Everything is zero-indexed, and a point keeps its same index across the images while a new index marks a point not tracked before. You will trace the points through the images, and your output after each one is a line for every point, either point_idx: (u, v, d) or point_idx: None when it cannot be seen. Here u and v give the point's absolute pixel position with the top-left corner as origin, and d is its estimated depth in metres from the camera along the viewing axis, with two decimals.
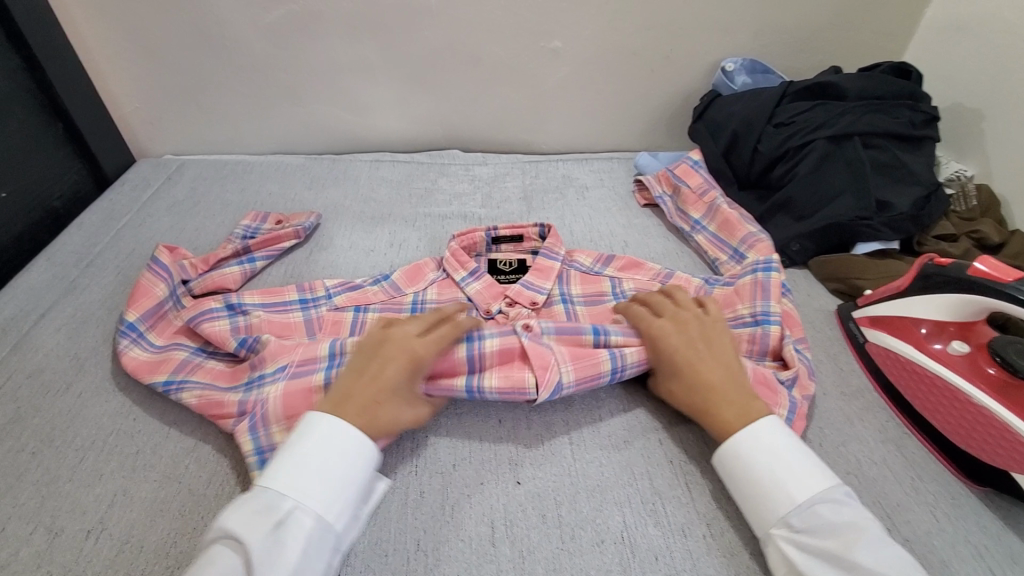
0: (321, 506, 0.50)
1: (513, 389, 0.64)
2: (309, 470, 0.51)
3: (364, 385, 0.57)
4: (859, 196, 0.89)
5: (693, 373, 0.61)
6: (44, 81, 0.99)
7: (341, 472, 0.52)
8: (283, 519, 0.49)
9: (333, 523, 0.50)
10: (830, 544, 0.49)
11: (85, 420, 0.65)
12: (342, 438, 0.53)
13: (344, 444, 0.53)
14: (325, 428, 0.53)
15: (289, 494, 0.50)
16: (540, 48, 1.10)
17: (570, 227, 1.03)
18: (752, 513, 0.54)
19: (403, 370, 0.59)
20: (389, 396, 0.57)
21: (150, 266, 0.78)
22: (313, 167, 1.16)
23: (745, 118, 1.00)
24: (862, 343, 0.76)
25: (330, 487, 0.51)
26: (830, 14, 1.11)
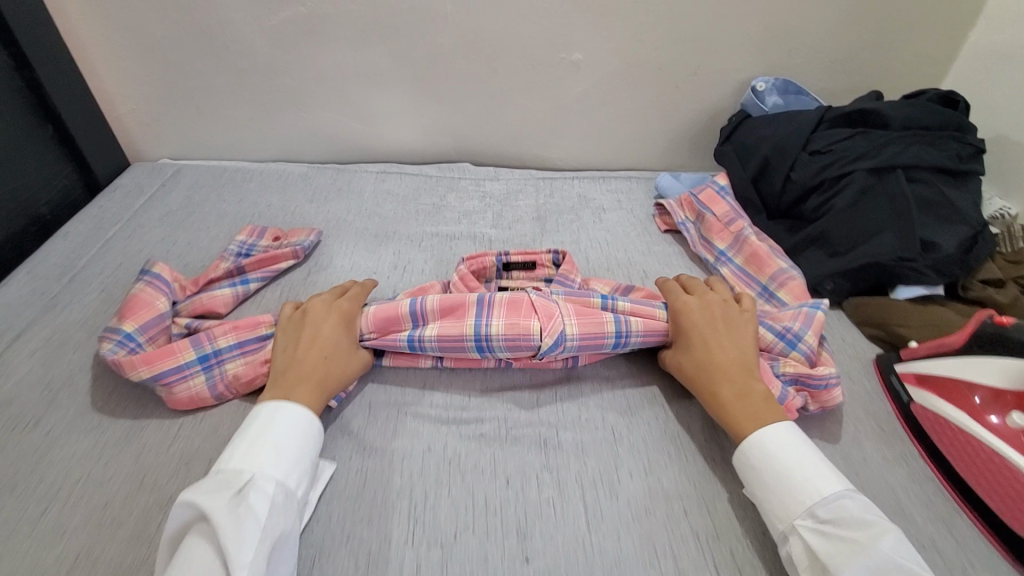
0: (279, 473, 0.53)
1: (518, 340, 0.67)
2: (262, 446, 0.54)
3: (305, 349, 0.65)
4: (902, 235, 0.81)
5: (706, 349, 0.66)
6: (34, 80, 0.93)
7: (297, 442, 0.56)
8: (242, 487, 0.50)
9: (295, 489, 0.53)
10: (854, 534, 0.49)
11: (51, 464, 0.59)
12: (292, 415, 0.58)
13: (296, 416, 0.58)
14: (272, 410, 0.58)
15: (244, 469, 0.52)
16: (560, 59, 1.04)
17: (585, 252, 0.97)
18: (769, 503, 0.55)
19: (338, 327, 0.68)
20: (335, 352, 0.65)
21: (147, 278, 0.76)
22: (316, 177, 1.10)
23: (777, 144, 0.93)
24: (907, 403, 0.69)
25: (285, 458, 0.54)
26: (869, 34, 1.04)
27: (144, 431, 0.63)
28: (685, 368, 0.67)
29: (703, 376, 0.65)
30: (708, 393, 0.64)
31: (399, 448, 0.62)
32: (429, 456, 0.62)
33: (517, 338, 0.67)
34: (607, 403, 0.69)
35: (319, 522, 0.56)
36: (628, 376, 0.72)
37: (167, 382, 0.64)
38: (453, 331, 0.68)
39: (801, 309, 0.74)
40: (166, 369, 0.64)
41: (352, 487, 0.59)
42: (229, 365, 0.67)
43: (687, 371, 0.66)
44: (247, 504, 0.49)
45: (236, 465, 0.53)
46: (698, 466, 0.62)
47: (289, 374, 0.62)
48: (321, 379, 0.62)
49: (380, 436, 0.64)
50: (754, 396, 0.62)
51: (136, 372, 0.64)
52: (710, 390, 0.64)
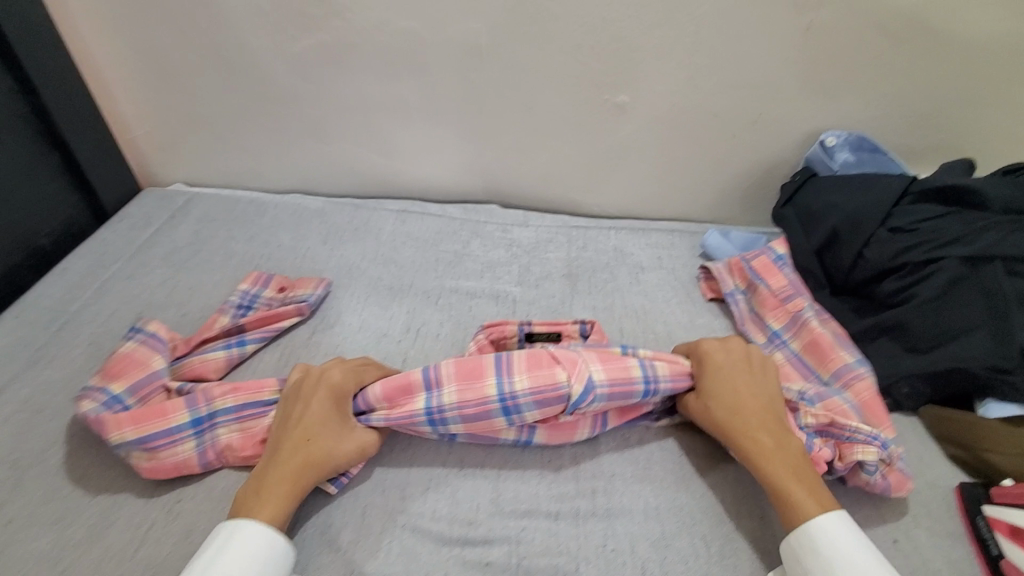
0: None
1: (547, 395, 0.61)
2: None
3: (312, 413, 0.59)
4: (999, 339, 0.68)
5: (734, 399, 0.63)
6: (41, 106, 0.89)
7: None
8: None
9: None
10: None
11: (5, 567, 0.53)
12: (257, 545, 0.50)
13: (264, 546, 0.50)
14: (236, 530, 0.50)
15: None
16: (604, 101, 0.94)
17: (619, 321, 0.86)
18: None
19: (326, 402, 0.60)
20: (322, 432, 0.59)
21: (143, 337, 0.71)
22: (333, 214, 1.02)
23: (849, 215, 0.82)
24: (996, 557, 0.58)
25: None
26: (962, 87, 0.91)
27: (109, 530, 0.56)
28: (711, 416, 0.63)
29: (733, 428, 0.62)
30: (739, 445, 0.61)
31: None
32: None
33: (547, 393, 0.61)
34: (636, 530, 0.59)
35: None
36: (662, 494, 0.62)
37: (153, 448, 0.59)
38: (473, 397, 0.61)
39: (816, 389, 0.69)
40: (154, 431, 0.59)
41: None
42: (222, 429, 0.61)
43: (715, 421, 0.63)
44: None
45: None
46: None
47: (269, 463, 0.56)
48: (300, 467, 0.56)
49: (373, 556, 0.55)
50: (790, 449, 0.59)
51: (119, 435, 0.58)
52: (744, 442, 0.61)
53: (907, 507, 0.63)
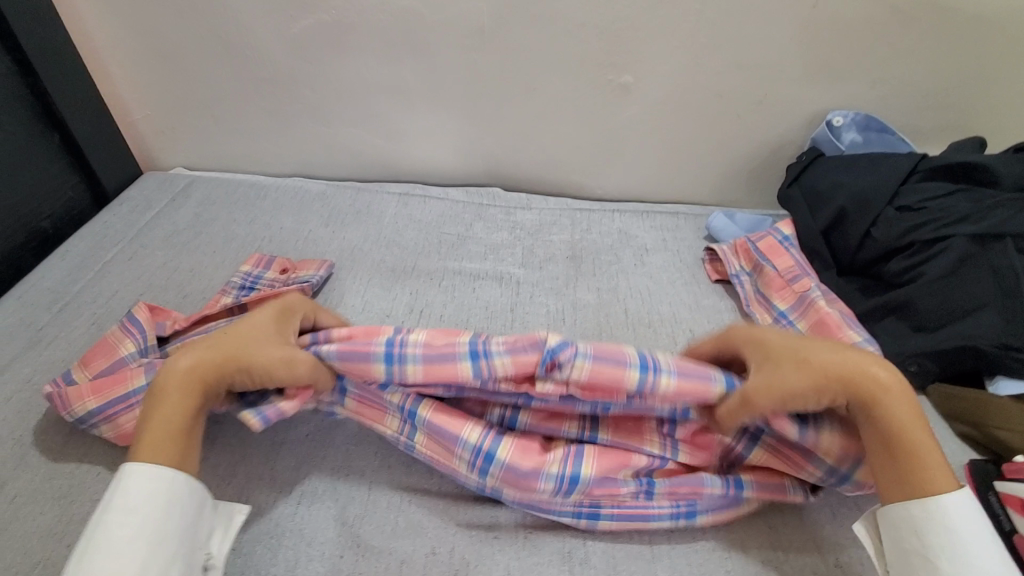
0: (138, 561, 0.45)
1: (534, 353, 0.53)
2: (114, 542, 0.45)
3: (247, 333, 0.55)
4: (1008, 317, 0.68)
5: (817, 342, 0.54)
6: (38, 86, 0.88)
7: (155, 528, 0.46)
8: None
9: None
10: None
11: (10, 541, 0.53)
12: (148, 488, 0.47)
13: (156, 487, 0.48)
14: (136, 478, 0.48)
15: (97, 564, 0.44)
16: (607, 82, 0.93)
17: (624, 302, 0.86)
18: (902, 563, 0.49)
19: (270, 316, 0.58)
20: (243, 330, 0.56)
21: (122, 320, 0.69)
22: (334, 197, 1.01)
23: (857, 194, 0.82)
24: (1009, 531, 0.57)
25: (141, 552, 0.45)
26: (969, 66, 0.90)
27: None
28: (811, 360, 0.51)
29: (847, 373, 0.51)
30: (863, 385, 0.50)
31: (399, 549, 0.54)
32: (433, 562, 0.53)
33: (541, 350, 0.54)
34: None
35: None
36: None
37: (109, 417, 0.59)
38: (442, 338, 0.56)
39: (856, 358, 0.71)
40: (113, 401, 0.59)
41: None
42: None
43: (824, 366, 0.50)
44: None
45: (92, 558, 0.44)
46: None
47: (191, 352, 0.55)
48: (214, 361, 0.53)
49: (379, 530, 0.55)
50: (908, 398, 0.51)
51: (86, 402, 0.59)
52: (869, 391, 0.50)
53: None
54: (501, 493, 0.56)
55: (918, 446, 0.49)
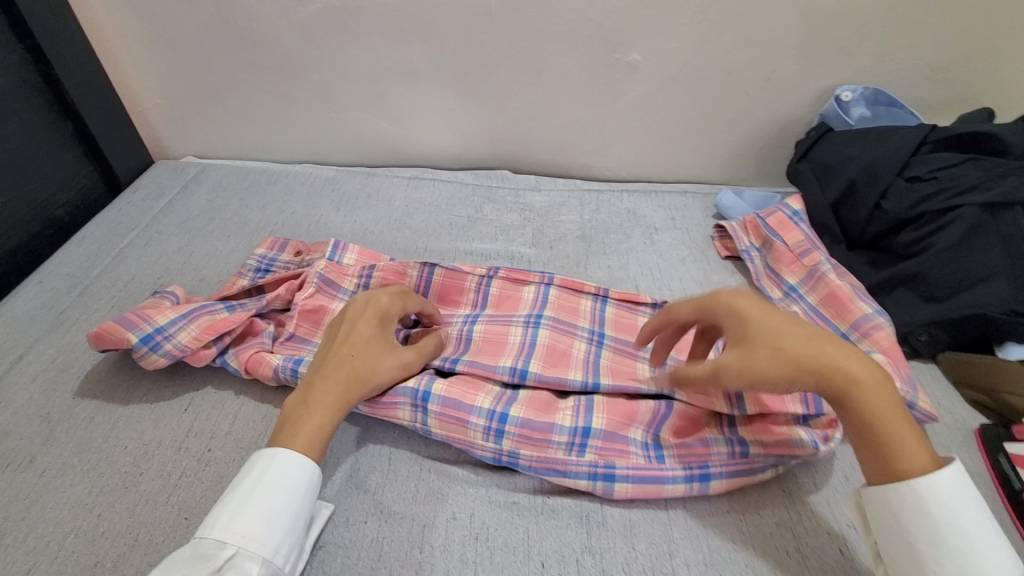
0: (267, 547, 0.46)
1: (566, 295, 0.73)
2: (254, 514, 0.47)
3: (339, 345, 0.57)
4: (1017, 283, 0.68)
5: (795, 327, 0.51)
6: (52, 75, 0.89)
7: (288, 516, 0.48)
8: (222, 566, 0.44)
9: (280, 567, 0.47)
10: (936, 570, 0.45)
11: (43, 511, 0.54)
12: (294, 473, 0.50)
13: (299, 477, 0.50)
14: (280, 463, 0.50)
15: (229, 542, 0.45)
16: (614, 61, 0.93)
17: (635, 279, 0.87)
18: (902, 556, 0.47)
19: (375, 323, 0.60)
20: (372, 353, 0.58)
21: (159, 292, 0.72)
22: (345, 182, 1.02)
23: (867, 167, 0.82)
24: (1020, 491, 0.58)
25: (277, 530, 0.47)
26: (979, 38, 0.89)
27: (142, 478, 0.57)
28: (784, 347, 0.49)
29: (821, 363, 0.49)
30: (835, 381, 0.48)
31: (421, 514, 0.55)
32: (454, 526, 0.54)
33: (566, 293, 0.73)
34: None
35: None
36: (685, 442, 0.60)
37: (197, 317, 0.66)
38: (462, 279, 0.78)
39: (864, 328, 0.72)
40: (197, 309, 0.67)
41: (364, 559, 0.52)
42: (228, 354, 0.66)
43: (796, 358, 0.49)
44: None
45: (219, 534, 0.46)
46: (768, 561, 0.53)
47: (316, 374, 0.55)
48: (347, 380, 0.55)
49: (401, 497, 0.56)
50: (887, 383, 0.49)
51: (158, 318, 0.65)
52: (843, 380, 0.48)
53: None
54: (518, 463, 0.57)
55: (891, 436, 0.47)
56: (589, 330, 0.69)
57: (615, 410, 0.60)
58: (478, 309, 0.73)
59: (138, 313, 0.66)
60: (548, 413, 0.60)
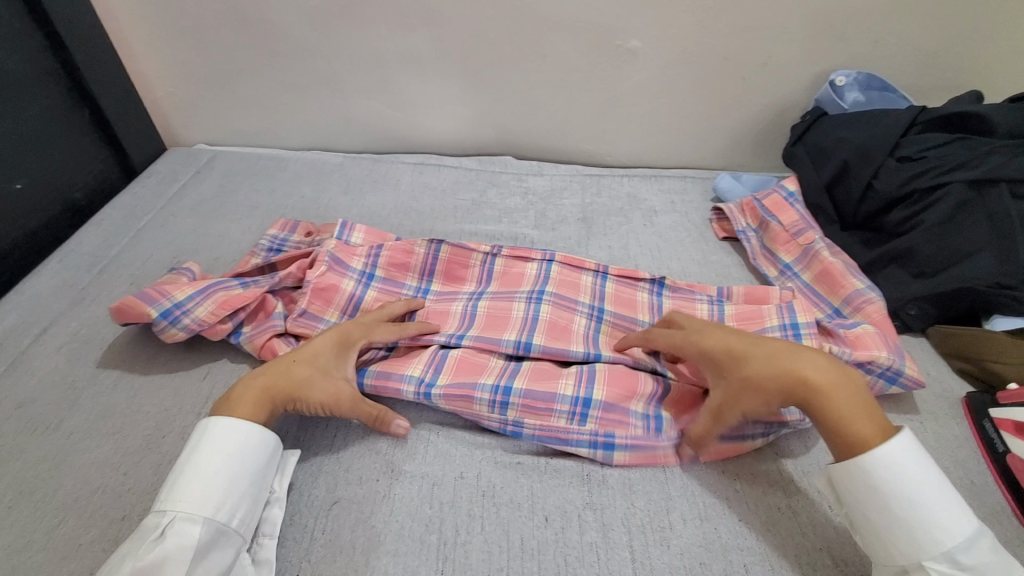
0: (207, 507, 0.48)
1: (568, 271, 0.76)
2: (193, 479, 0.49)
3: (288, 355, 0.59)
4: (1003, 257, 0.71)
5: (756, 347, 0.56)
6: (69, 62, 0.92)
7: (229, 476, 0.50)
8: (166, 530, 0.47)
9: (227, 523, 0.49)
10: (904, 537, 0.48)
11: (70, 470, 0.57)
12: (230, 438, 0.52)
13: (236, 440, 0.52)
14: (214, 432, 0.52)
15: (170, 508, 0.48)
16: (615, 47, 0.95)
17: (635, 259, 0.89)
18: (887, 528, 0.48)
19: (328, 339, 0.61)
20: (309, 371, 0.58)
21: (176, 269, 0.75)
22: (352, 167, 1.05)
23: (859, 148, 0.84)
24: (1002, 453, 0.61)
25: (218, 490, 0.49)
26: (971, 23, 0.91)
27: (165, 440, 0.59)
28: (750, 375, 0.54)
29: (785, 378, 0.53)
30: (799, 393, 0.53)
31: (431, 473, 0.58)
32: (462, 484, 0.57)
33: (567, 269, 0.76)
34: None
35: (340, 552, 0.52)
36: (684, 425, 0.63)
37: (212, 292, 0.69)
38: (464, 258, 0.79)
39: (857, 300, 0.75)
40: (213, 285, 0.70)
41: (378, 514, 0.54)
42: (242, 333, 0.68)
43: (763, 380, 0.54)
44: (160, 567, 0.45)
45: (162, 503, 0.48)
46: (761, 515, 0.56)
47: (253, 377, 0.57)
48: (266, 388, 0.56)
49: (411, 458, 0.59)
50: (850, 385, 0.53)
51: (176, 294, 0.68)
52: (806, 390, 0.52)
53: (915, 415, 0.67)
54: (522, 431, 0.60)
55: (854, 425, 0.51)
56: (589, 305, 0.72)
57: (617, 379, 0.62)
58: (483, 285, 0.75)
59: (156, 289, 0.69)
60: (550, 382, 0.62)
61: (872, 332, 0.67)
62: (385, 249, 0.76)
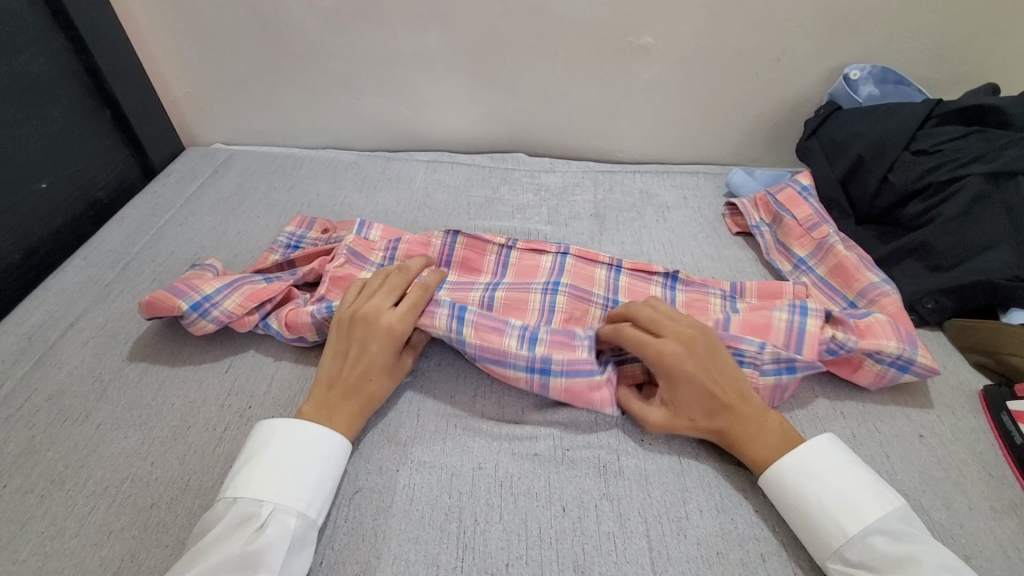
0: (300, 503, 0.50)
1: (581, 263, 0.77)
2: (286, 473, 0.52)
3: (352, 367, 0.59)
4: (1021, 251, 0.71)
5: (701, 376, 0.57)
6: (92, 64, 0.94)
7: (317, 474, 0.53)
8: (263, 522, 0.49)
9: (315, 518, 0.51)
10: (823, 527, 0.51)
11: (100, 460, 0.58)
12: (315, 439, 0.54)
13: (325, 442, 0.54)
14: (300, 430, 0.54)
15: (265, 500, 0.50)
16: (627, 44, 0.95)
17: (648, 254, 0.90)
18: (806, 517, 0.52)
19: (387, 344, 0.60)
20: (385, 376, 0.60)
21: (199, 266, 0.77)
22: (366, 165, 1.06)
23: (875, 142, 0.84)
24: (1020, 445, 0.61)
25: (310, 488, 0.51)
26: (987, 15, 0.91)
27: (190, 430, 0.61)
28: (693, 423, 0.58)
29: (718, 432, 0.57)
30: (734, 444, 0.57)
31: (449, 464, 0.59)
32: (480, 474, 0.58)
33: (581, 262, 0.77)
34: None
35: (363, 539, 0.53)
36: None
37: (239, 287, 0.71)
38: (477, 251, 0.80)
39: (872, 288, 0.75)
40: (240, 281, 0.72)
41: (398, 503, 0.55)
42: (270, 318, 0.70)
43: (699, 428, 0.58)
44: (261, 557, 0.47)
45: (254, 495, 0.50)
46: (777, 506, 0.56)
47: (331, 391, 0.58)
48: (358, 407, 0.58)
49: (429, 448, 0.60)
50: (780, 438, 0.56)
51: (203, 288, 0.70)
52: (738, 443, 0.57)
53: (930, 408, 0.67)
54: (550, 369, 0.61)
55: (751, 448, 0.56)
56: (604, 297, 0.72)
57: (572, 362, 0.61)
58: (499, 276, 0.76)
59: (185, 284, 0.70)
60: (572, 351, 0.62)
61: (883, 320, 0.68)
62: (402, 242, 0.78)
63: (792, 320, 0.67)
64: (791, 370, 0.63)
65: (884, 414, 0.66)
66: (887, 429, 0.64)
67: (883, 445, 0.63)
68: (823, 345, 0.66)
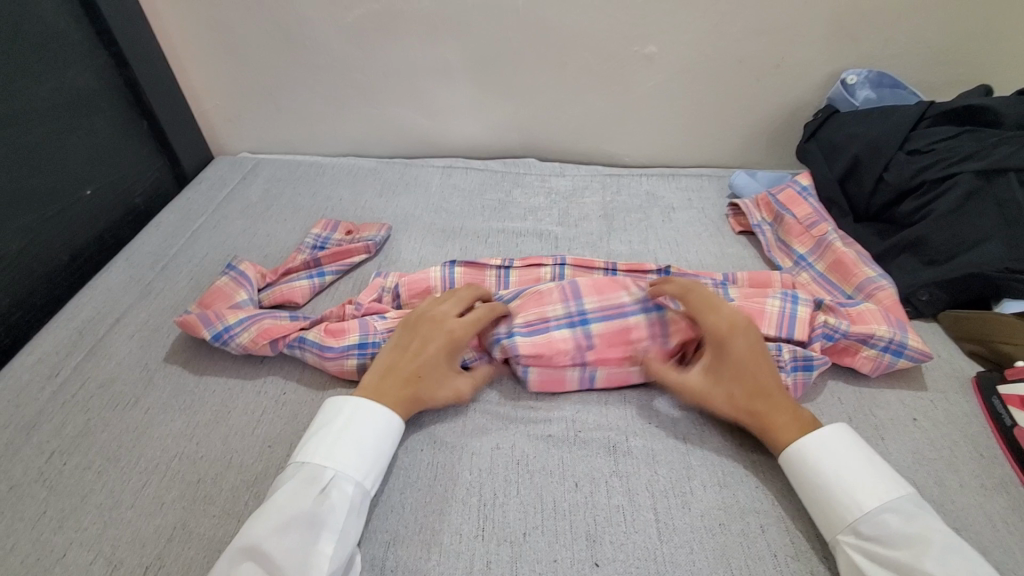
0: (359, 474, 0.54)
1: (579, 272, 0.81)
2: (346, 444, 0.55)
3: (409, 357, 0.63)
4: (1011, 244, 0.75)
5: (748, 361, 0.62)
6: (131, 78, 1.01)
7: (374, 450, 0.56)
8: (326, 486, 0.52)
9: (370, 488, 0.55)
10: (836, 509, 0.52)
11: (150, 440, 0.64)
12: (382, 420, 0.58)
13: (383, 429, 0.58)
14: (364, 407, 0.58)
15: (328, 465, 0.54)
16: (633, 53, 1.00)
17: (654, 252, 0.94)
18: (820, 498, 0.54)
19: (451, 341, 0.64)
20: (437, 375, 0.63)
21: (235, 274, 0.82)
22: (385, 171, 1.12)
23: (870, 142, 0.88)
24: (1010, 426, 0.65)
25: (367, 460, 0.55)
26: (979, 20, 0.94)
27: (230, 414, 0.66)
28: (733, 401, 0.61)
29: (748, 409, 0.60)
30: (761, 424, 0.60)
31: (468, 443, 0.63)
32: (498, 454, 0.62)
33: (579, 271, 0.81)
34: (676, 411, 0.67)
35: (392, 510, 0.57)
36: None
37: (261, 316, 0.74)
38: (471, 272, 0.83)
39: (870, 279, 0.79)
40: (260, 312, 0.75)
41: (422, 479, 0.60)
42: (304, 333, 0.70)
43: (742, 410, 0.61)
44: (327, 516, 0.50)
45: (320, 459, 0.54)
46: (777, 482, 0.60)
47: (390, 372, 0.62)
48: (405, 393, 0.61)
49: (450, 430, 0.65)
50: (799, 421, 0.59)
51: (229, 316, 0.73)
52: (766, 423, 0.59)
53: (924, 393, 0.70)
54: (588, 318, 0.69)
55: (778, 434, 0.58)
56: None
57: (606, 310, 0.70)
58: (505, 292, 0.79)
59: (214, 312, 0.74)
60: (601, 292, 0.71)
61: (874, 308, 0.72)
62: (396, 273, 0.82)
63: (786, 308, 0.71)
64: (809, 366, 0.67)
65: (879, 400, 0.69)
66: (881, 413, 0.68)
67: (878, 427, 0.67)
68: (817, 330, 0.70)
